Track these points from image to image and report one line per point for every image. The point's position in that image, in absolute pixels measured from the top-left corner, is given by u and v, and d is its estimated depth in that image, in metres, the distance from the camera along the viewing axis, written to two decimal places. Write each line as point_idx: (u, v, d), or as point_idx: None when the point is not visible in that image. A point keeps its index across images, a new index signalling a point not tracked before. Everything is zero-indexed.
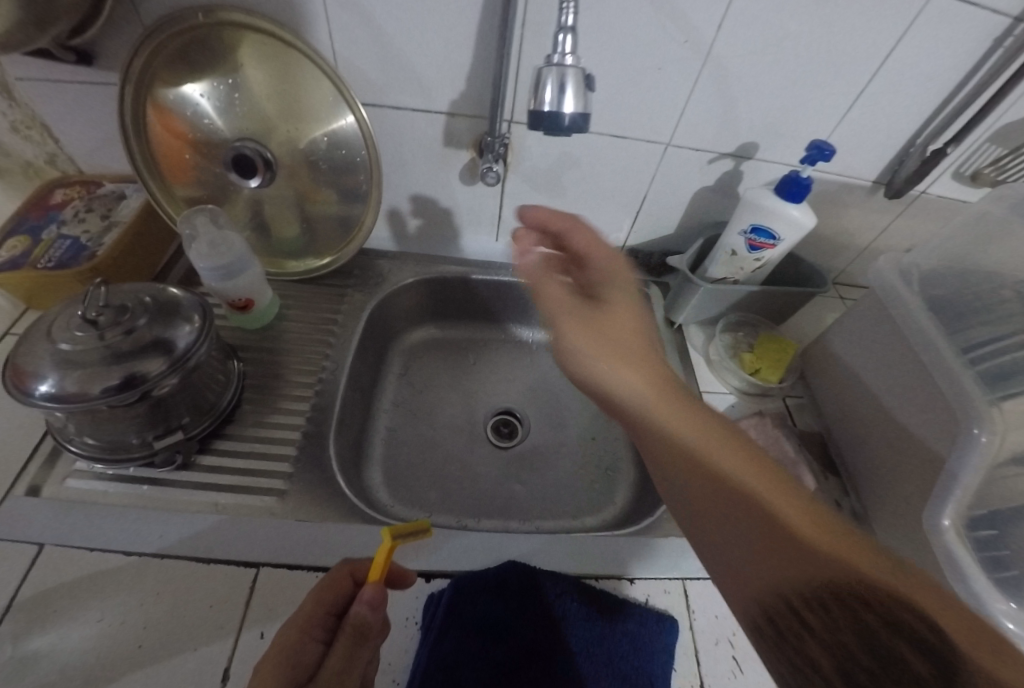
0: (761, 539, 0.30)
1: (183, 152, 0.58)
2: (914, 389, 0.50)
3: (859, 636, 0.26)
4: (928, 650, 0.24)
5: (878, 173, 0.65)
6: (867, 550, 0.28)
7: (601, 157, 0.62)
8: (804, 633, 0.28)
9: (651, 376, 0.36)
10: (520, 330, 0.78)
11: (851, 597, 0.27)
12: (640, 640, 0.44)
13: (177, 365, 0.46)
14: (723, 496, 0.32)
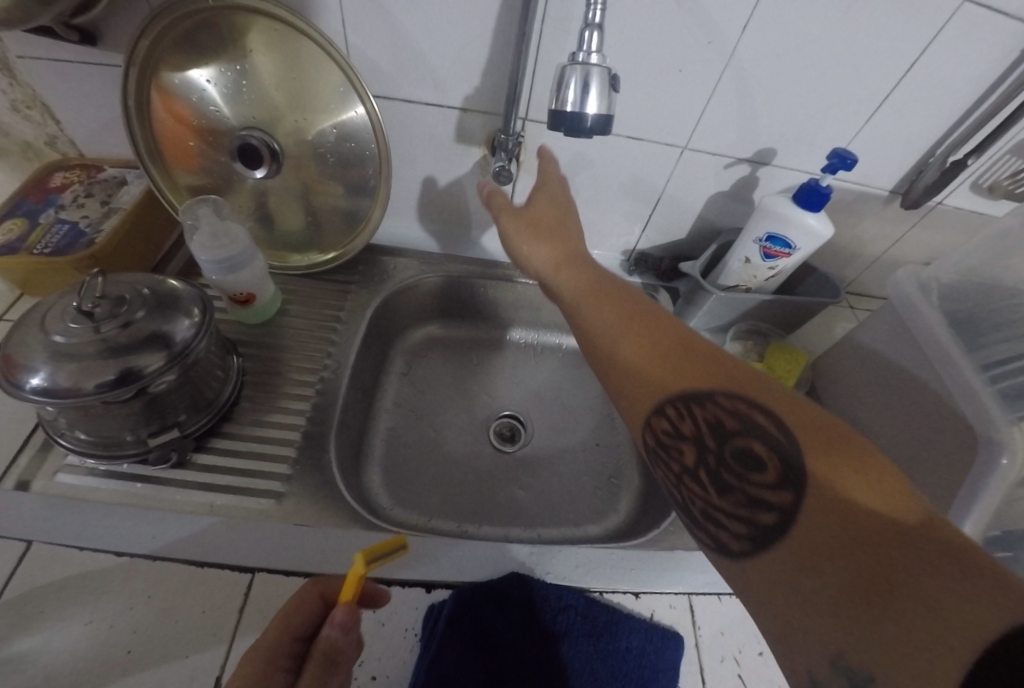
0: (649, 366, 0.35)
1: (187, 139, 0.57)
2: (932, 408, 0.49)
3: (719, 435, 0.31)
4: (772, 446, 0.29)
5: (896, 183, 0.64)
6: (747, 376, 0.32)
7: (615, 158, 0.60)
8: (684, 451, 0.32)
9: (578, 265, 0.47)
10: (516, 332, 0.76)
11: (711, 400, 0.32)
12: (645, 657, 0.42)
13: (176, 360, 0.45)
14: (624, 335, 0.38)
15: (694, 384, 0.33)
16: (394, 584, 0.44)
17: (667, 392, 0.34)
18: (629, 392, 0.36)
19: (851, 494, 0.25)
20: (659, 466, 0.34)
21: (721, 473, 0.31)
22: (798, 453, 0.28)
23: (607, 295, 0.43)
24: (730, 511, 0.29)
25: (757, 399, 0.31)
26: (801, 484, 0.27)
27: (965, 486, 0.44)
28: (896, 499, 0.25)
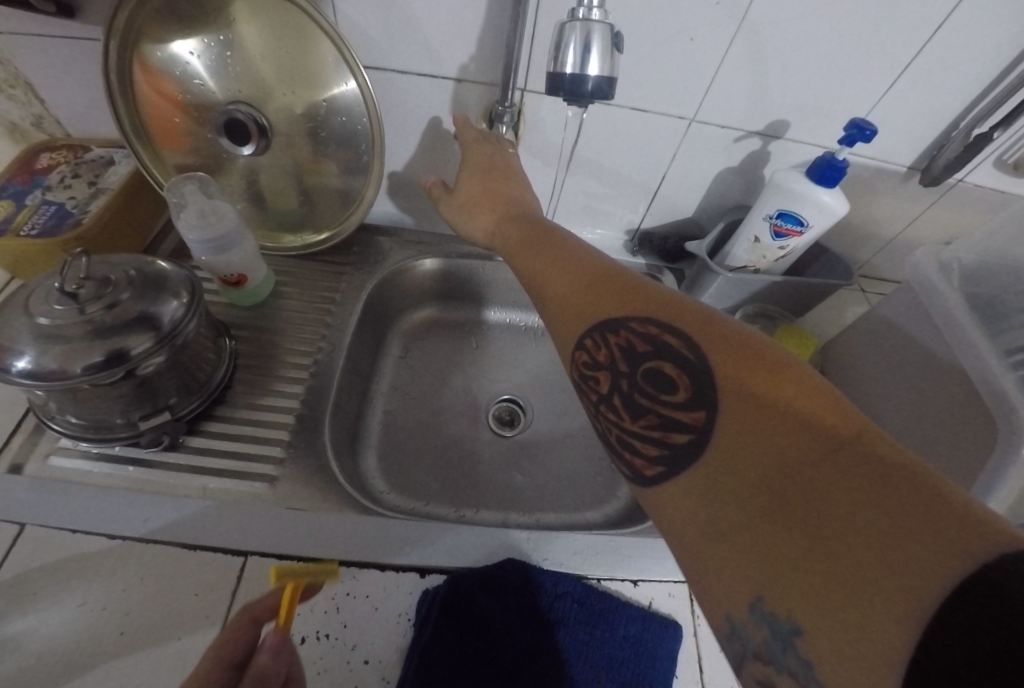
0: (572, 300, 0.36)
1: (172, 115, 0.55)
2: (949, 395, 0.46)
3: (636, 363, 0.31)
4: (686, 368, 0.29)
5: (915, 158, 0.61)
6: (666, 302, 0.33)
7: (619, 131, 0.57)
8: (609, 384, 0.32)
9: (518, 211, 0.48)
10: (492, 312, 0.75)
11: (627, 328, 0.32)
12: (642, 644, 0.42)
13: (165, 342, 0.44)
14: (553, 271, 0.39)
15: (613, 313, 0.34)
16: (388, 569, 0.43)
17: (587, 323, 0.35)
18: (554, 328, 0.37)
19: (773, 415, 0.25)
20: (580, 400, 0.34)
21: (636, 399, 0.31)
22: (710, 373, 0.28)
23: (541, 235, 0.44)
24: (643, 435, 0.30)
25: (675, 324, 0.31)
26: (712, 404, 0.27)
27: (981, 475, 0.42)
28: (827, 415, 0.24)
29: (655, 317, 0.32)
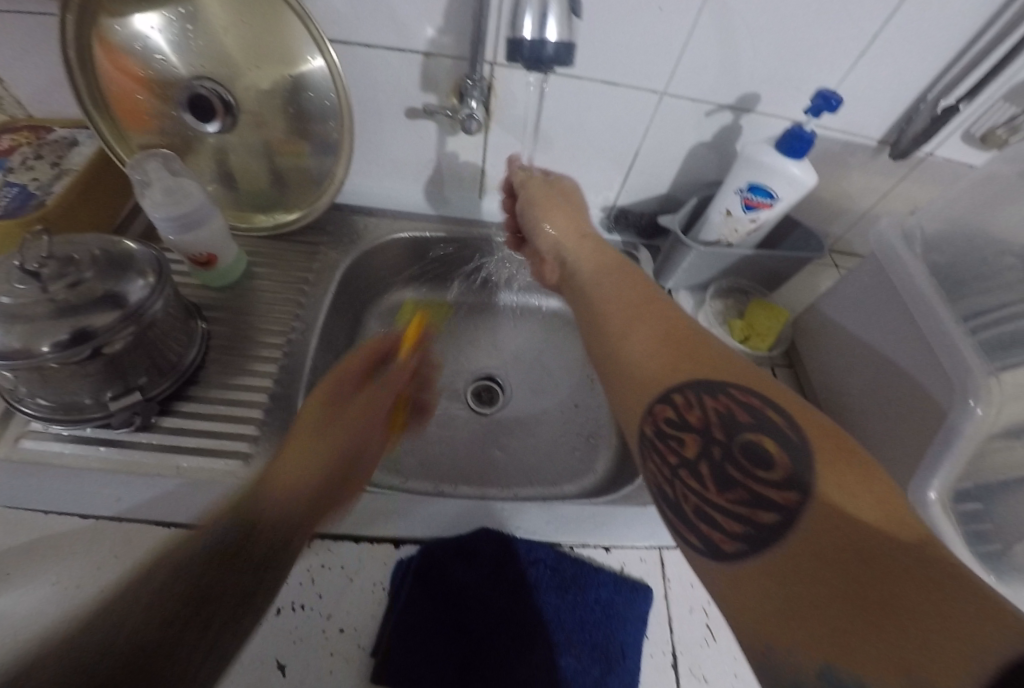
0: (662, 350, 0.33)
1: (135, 93, 0.53)
2: (909, 360, 0.48)
3: (729, 430, 0.28)
4: (787, 449, 0.26)
5: (884, 132, 0.61)
6: (763, 379, 0.30)
7: (591, 106, 0.57)
8: (683, 442, 0.29)
9: (598, 247, 0.48)
10: (506, 298, 0.74)
11: (726, 392, 0.29)
12: (613, 608, 0.43)
13: (130, 320, 0.43)
14: (642, 321, 0.36)
15: (710, 375, 0.30)
16: (362, 541, 0.44)
17: (677, 378, 0.31)
18: (635, 377, 0.33)
19: (857, 505, 0.23)
20: (651, 460, 0.30)
21: (726, 470, 0.27)
22: (813, 461, 0.25)
23: (623, 285, 0.41)
24: (728, 511, 0.26)
25: (771, 401, 0.29)
26: (814, 489, 0.24)
27: (939, 435, 0.43)
28: (895, 514, 0.23)
29: (744, 382, 0.30)
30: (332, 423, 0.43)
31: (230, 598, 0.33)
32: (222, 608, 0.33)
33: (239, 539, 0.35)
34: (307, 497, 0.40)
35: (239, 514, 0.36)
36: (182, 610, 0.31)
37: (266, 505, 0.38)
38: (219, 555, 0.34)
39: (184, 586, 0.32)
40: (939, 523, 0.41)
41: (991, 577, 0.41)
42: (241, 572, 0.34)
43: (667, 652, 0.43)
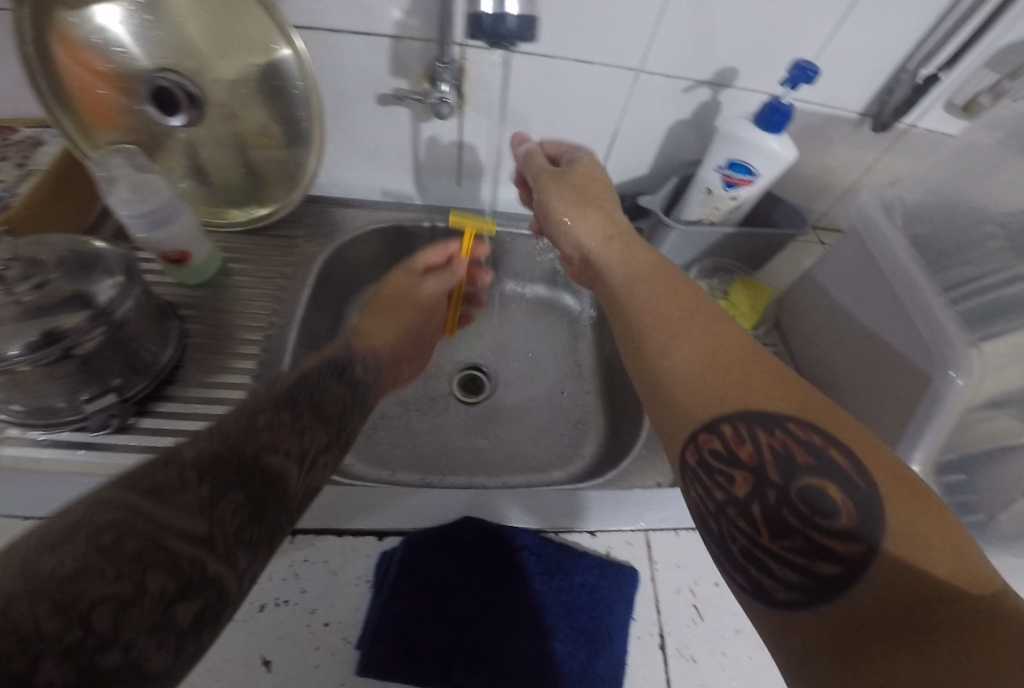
0: (710, 380, 0.32)
1: (97, 88, 0.52)
2: (891, 333, 0.47)
3: (785, 471, 0.28)
4: (848, 493, 0.26)
5: (865, 104, 0.60)
6: (821, 410, 0.29)
7: (566, 86, 0.56)
8: (734, 480, 0.29)
9: (631, 246, 0.46)
10: (506, 285, 0.74)
11: (784, 431, 0.29)
12: (600, 591, 0.43)
13: (100, 319, 0.42)
14: (691, 342, 0.35)
15: (763, 407, 0.30)
16: (345, 534, 0.44)
17: (727, 410, 0.30)
18: (681, 407, 0.33)
19: (922, 555, 0.23)
20: (697, 490, 0.31)
21: (780, 513, 0.27)
22: (879, 507, 0.25)
23: (663, 294, 0.39)
24: (782, 555, 0.26)
25: (831, 438, 0.28)
26: (877, 537, 0.24)
27: (921, 409, 0.43)
28: (964, 566, 0.23)
29: (799, 415, 0.29)
30: (401, 308, 0.60)
31: (321, 431, 0.41)
32: (316, 439, 0.40)
33: (326, 377, 0.46)
34: (388, 347, 0.56)
35: (336, 355, 0.49)
36: (283, 429, 0.37)
37: (357, 348, 0.52)
38: (302, 398, 0.41)
39: (280, 411, 0.38)
40: None
41: None
42: (314, 419, 0.41)
43: (654, 633, 0.43)
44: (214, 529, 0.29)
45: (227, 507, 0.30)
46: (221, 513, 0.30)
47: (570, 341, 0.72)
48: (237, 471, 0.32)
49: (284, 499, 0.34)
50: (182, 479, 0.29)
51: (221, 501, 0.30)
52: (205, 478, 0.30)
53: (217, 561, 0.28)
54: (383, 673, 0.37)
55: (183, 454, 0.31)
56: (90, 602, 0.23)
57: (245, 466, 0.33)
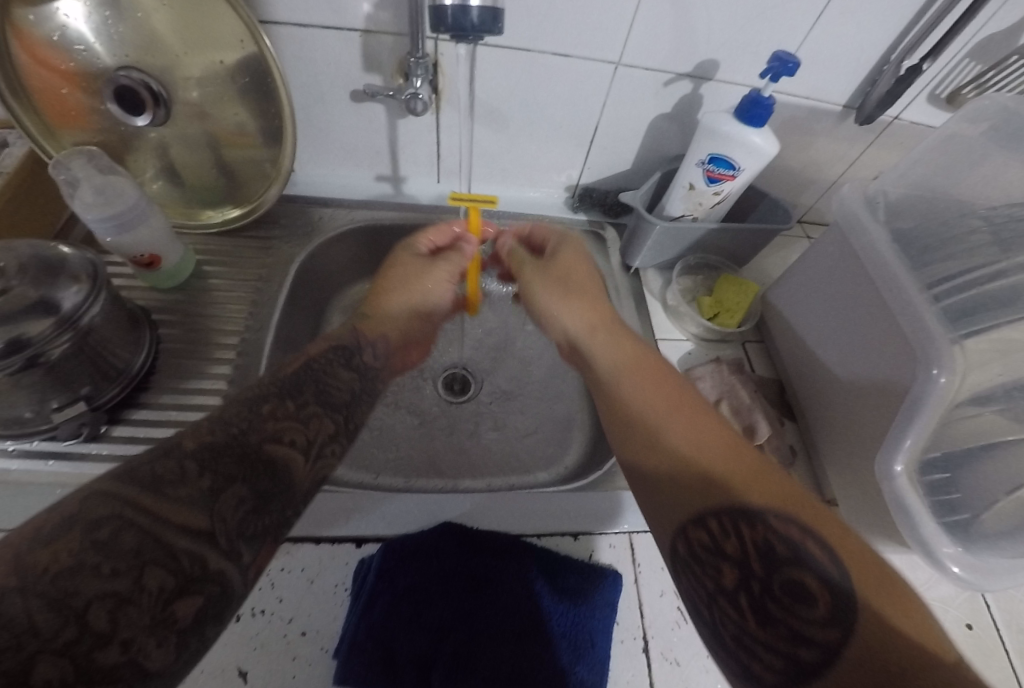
0: (694, 477, 0.34)
1: (60, 88, 0.50)
2: (875, 335, 0.46)
3: (767, 562, 0.29)
4: (826, 581, 0.28)
5: (849, 96, 0.59)
6: (798, 499, 0.32)
7: (544, 80, 0.55)
8: (721, 560, 0.31)
9: (617, 336, 0.49)
10: (488, 280, 0.73)
11: (762, 522, 0.30)
12: (582, 595, 0.42)
13: (66, 327, 0.41)
14: (675, 443, 0.37)
15: (746, 500, 0.32)
16: (322, 542, 0.43)
17: (711, 506, 0.32)
18: (671, 503, 0.34)
19: (896, 631, 0.25)
20: (690, 578, 0.32)
21: (767, 605, 0.29)
22: (856, 596, 0.27)
23: (647, 388, 0.42)
24: (770, 645, 0.28)
25: (811, 528, 0.30)
26: (852, 622, 0.26)
27: (902, 408, 0.42)
28: (934, 640, 0.25)
29: (777, 503, 0.31)
30: (407, 290, 0.58)
31: (329, 419, 0.40)
32: (323, 427, 0.39)
33: (333, 362, 0.46)
34: (394, 331, 0.56)
35: (344, 340, 0.49)
36: (289, 421, 0.37)
37: (364, 334, 0.52)
38: (308, 387, 0.41)
39: (285, 399, 0.38)
40: (906, 497, 0.40)
41: (956, 547, 0.40)
42: (320, 406, 0.40)
43: (638, 637, 0.42)
44: (215, 523, 0.28)
45: (228, 499, 0.29)
46: (221, 507, 0.29)
47: None
48: (239, 464, 0.31)
49: (289, 490, 0.33)
50: (181, 472, 0.29)
51: (221, 494, 0.29)
52: (206, 471, 0.30)
53: (217, 555, 0.27)
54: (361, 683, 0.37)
55: (184, 446, 0.31)
56: (86, 599, 0.23)
57: (249, 456, 0.32)
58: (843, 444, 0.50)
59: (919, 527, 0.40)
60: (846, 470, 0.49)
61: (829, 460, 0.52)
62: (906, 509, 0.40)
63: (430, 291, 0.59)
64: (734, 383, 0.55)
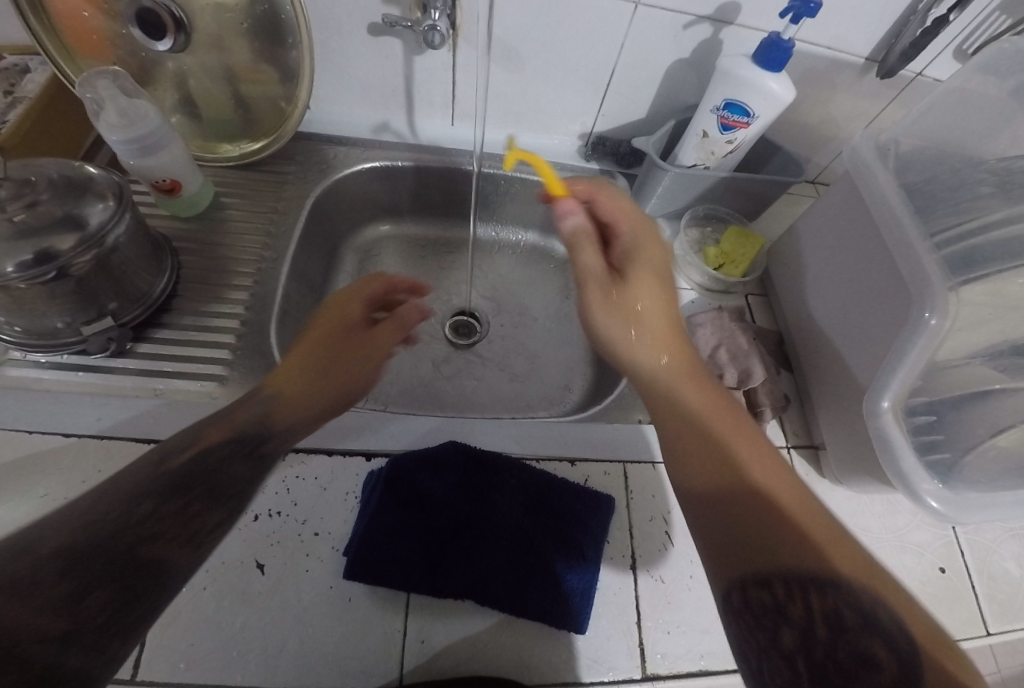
0: (767, 529, 0.31)
1: (82, 11, 0.50)
2: (885, 293, 0.46)
3: (834, 629, 0.27)
4: (895, 653, 0.25)
5: (872, 49, 0.59)
6: (873, 571, 0.29)
7: (563, 19, 0.55)
8: (780, 620, 0.28)
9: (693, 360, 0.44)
10: (484, 230, 0.76)
11: (835, 590, 0.28)
12: (577, 514, 0.45)
13: (93, 244, 0.43)
14: (747, 500, 0.32)
15: (820, 566, 0.29)
16: (335, 453, 0.46)
17: (784, 566, 0.29)
18: (735, 551, 0.31)
19: None
20: (740, 628, 0.30)
21: (827, 671, 0.26)
22: (926, 665, 0.25)
23: (723, 424, 0.38)
24: None
25: (884, 596, 0.28)
26: None
27: (894, 348, 0.43)
28: None
29: (856, 569, 0.29)
30: (335, 359, 0.46)
31: (218, 511, 0.33)
32: (210, 519, 0.33)
33: (230, 458, 0.36)
34: (312, 409, 0.43)
35: (246, 430, 0.38)
36: (169, 522, 0.30)
37: (274, 422, 0.40)
38: (198, 480, 0.33)
39: (167, 491, 0.32)
40: (890, 431, 0.42)
41: (935, 483, 0.41)
42: (208, 500, 0.33)
43: (627, 555, 0.45)
44: (74, 624, 0.23)
45: (94, 602, 0.24)
46: (87, 608, 0.24)
47: (564, 289, 0.73)
48: (110, 562, 0.26)
49: (162, 593, 0.28)
50: (39, 573, 0.24)
51: (89, 593, 0.24)
52: (68, 573, 0.24)
53: (79, 657, 0.23)
54: (368, 577, 0.40)
55: (39, 546, 0.25)
56: None
57: (123, 556, 0.27)
58: (834, 389, 0.51)
59: (901, 463, 0.41)
60: (835, 415, 0.51)
61: (819, 406, 0.54)
62: (889, 444, 0.42)
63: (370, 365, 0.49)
64: (733, 330, 0.57)
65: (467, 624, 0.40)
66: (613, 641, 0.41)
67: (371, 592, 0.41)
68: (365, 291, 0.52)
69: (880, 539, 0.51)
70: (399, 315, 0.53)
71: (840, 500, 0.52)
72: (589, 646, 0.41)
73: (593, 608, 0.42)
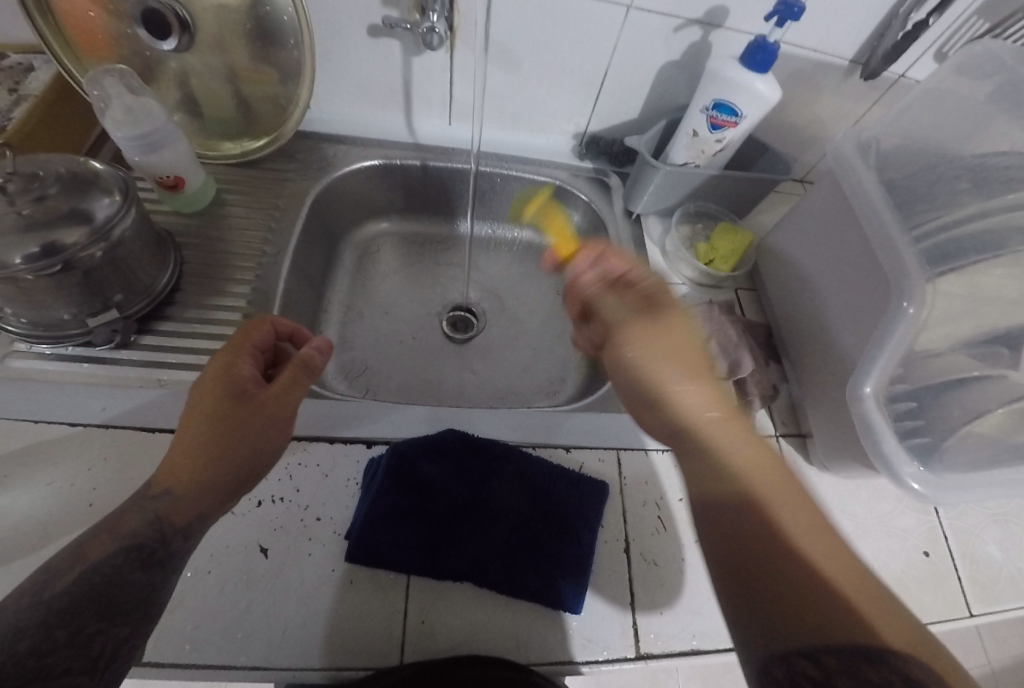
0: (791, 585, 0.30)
1: (87, 10, 0.52)
2: (866, 281, 0.48)
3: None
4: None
5: (856, 51, 0.61)
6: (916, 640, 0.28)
7: (558, 21, 0.56)
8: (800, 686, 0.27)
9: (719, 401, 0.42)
10: (480, 227, 0.77)
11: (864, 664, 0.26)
12: (572, 500, 0.47)
13: (100, 237, 0.44)
14: (755, 535, 0.33)
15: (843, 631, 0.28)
16: (336, 441, 0.48)
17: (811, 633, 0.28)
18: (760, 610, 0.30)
19: None
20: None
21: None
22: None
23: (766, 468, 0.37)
24: None
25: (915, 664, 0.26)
26: None
27: (874, 335, 0.45)
28: None
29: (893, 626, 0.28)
30: (217, 426, 0.37)
31: (120, 625, 0.31)
32: (111, 635, 0.30)
33: (126, 567, 0.32)
34: (215, 489, 0.37)
35: (141, 536, 0.33)
36: (59, 653, 0.28)
37: (171, 520, 0.35)
38: (90, 602, 0.30)
39: (52, 626, 0.28)
40: (872, 417, 0.44)
41: (916, 466, 0.43)
42: (105, 619, 0.30)
43: (620, 539, 0.47)
44: None
45: None
46: None
47: (558, 285, 0.75)
48: None
49: None
50: None
51: None
52: None
53: None
54: (369, 561, 0.41)
55: None
56: None
57: None
58: (819, 378, 0.53)
59: (881, 444, 0.43)
60: (821, 401, 0.53)
61: (806, 396, 0.55)
62: (870, 429, 0.44)
63: (261, 429, 0.39)
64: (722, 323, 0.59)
65: (463, 607, 0.41)
66: (607, 621, 0.42)
67: (371, 574, 0.42)
68: (254, 337, 0.43)
69: (866, 525, 0.52)
70: (301, 356, 0.43)
71: (827, 486, 0.54)
72: (584, 626, 0.42)
73: (587, 590, 0.43)
